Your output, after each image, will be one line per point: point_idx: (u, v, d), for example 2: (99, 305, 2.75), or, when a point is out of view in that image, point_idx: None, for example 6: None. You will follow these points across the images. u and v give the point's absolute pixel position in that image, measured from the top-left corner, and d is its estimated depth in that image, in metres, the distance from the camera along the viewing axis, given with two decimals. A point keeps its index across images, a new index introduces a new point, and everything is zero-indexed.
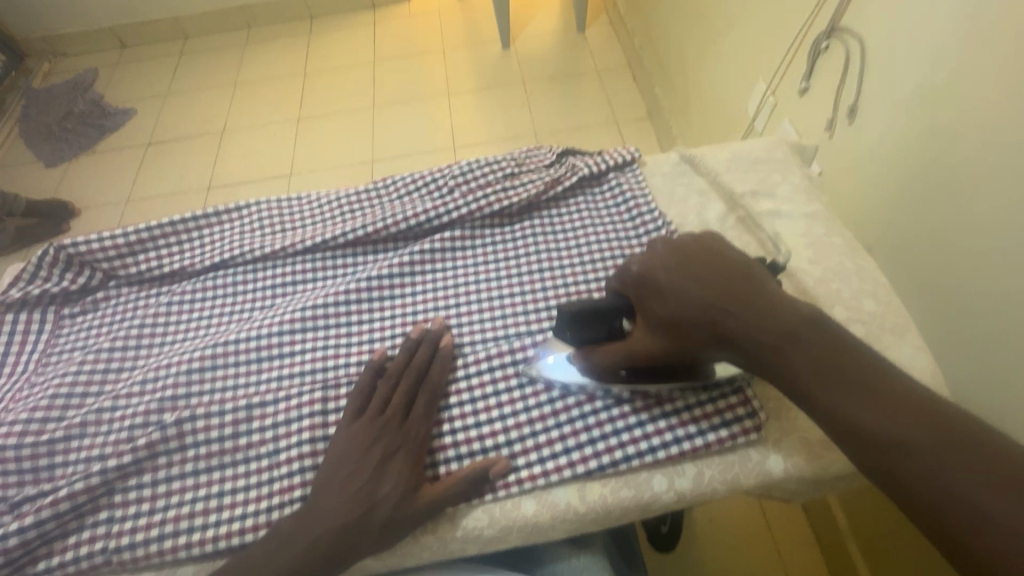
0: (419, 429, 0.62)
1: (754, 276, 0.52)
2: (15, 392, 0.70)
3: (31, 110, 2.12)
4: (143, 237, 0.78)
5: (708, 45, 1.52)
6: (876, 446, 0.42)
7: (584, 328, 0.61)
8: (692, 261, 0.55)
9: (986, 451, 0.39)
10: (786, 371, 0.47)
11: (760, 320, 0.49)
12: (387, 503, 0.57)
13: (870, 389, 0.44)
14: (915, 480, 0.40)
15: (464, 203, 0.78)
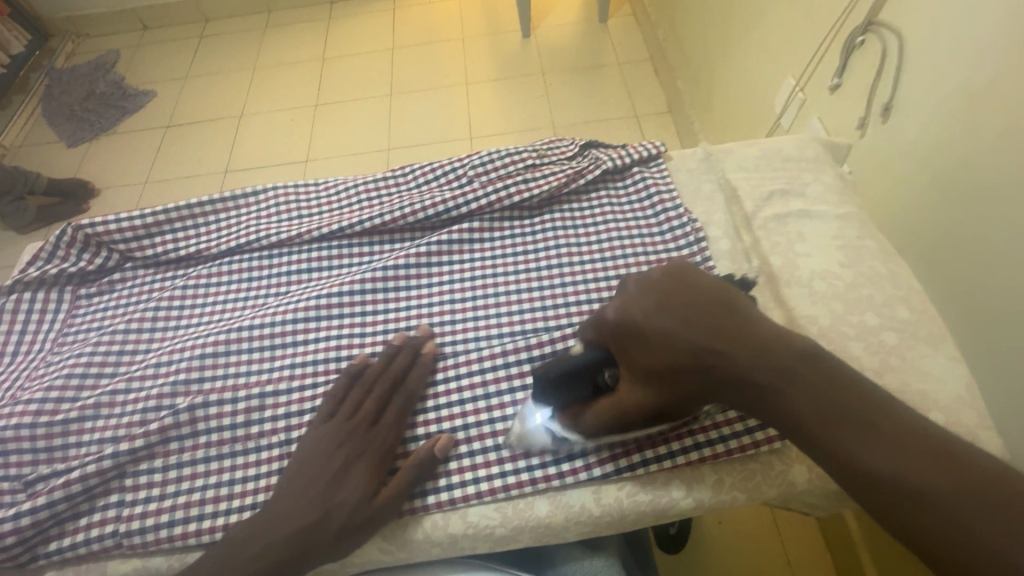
0: (386, 434, 0.60)
1: (739, 312, 0.47)
2: (31, 370, 0.70)
3: (54, 89, 2.13)
4: (160, 219, 0.77)
5: (735, 38, 1.48)
6: (893, 493, 0.38)
7: (565, 389, 0.56)
8: (671, 299, 0.49)
9: (1004, 489, 0.37)
10: (787, 416, 0.43)
11: (754, 364, 0.44)
12: (347, 503, 0.56)
13: (880, 432, 0.40)
14: (932, 523, 0.37)
15: (483, 194, 0.76)
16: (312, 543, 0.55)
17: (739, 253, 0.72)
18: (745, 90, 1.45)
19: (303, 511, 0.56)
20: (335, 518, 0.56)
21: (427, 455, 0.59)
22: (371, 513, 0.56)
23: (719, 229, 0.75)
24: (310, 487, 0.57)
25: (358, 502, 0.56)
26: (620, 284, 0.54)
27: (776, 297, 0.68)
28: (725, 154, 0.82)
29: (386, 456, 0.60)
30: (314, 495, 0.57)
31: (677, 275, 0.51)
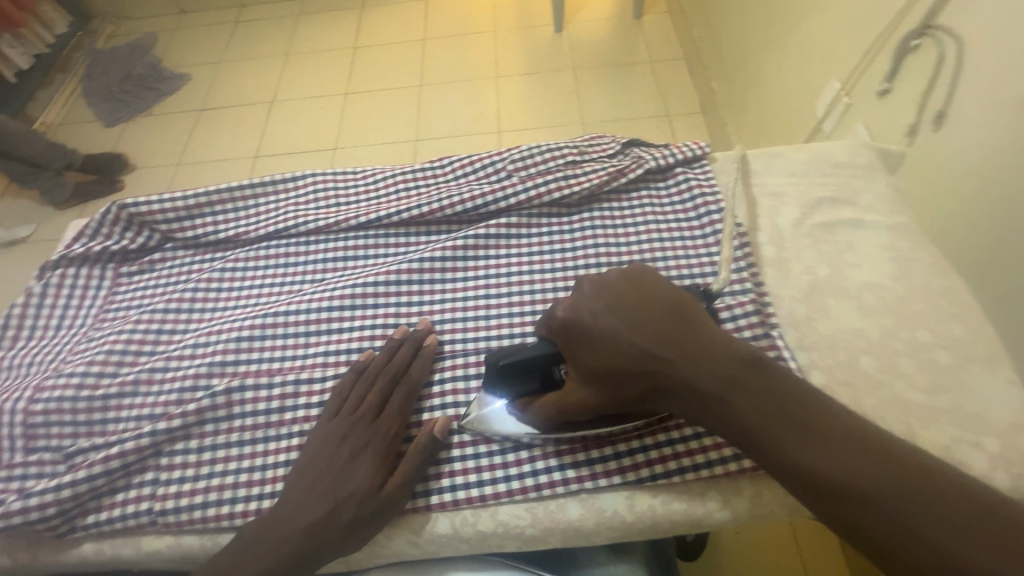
0: (386, 428, 0.60)
1: (687, 316, 0.48)
2: (73, 344, 0.71)
3: (93, 69, 2.17)
4: (201, 202, 0.78)
5: (775, 39, 1.44)
6: (837, 496, 0.40)
7: (514, 382, 0.57)
8: (623, 302, 0.50)
9: (939, 489, 0.39)
10: (733, 423, 0.44)
11: (695, 369, 0.45)
12: (354, 496, 0.56)
13: (822, 434, 0.42)
14: (871, 523, 0.39)
15: (522, 189, 0.75)
16: (326, 538, 0.55)
17: (784, 260, 0.70)
18: (785, 93, 1.41)
19: (314, 506, 0.56)
20: (345, 511, 0.56)
21: (430, 442, 0.59)
22: (381, 504, 0.56)
23: (764, 235, 0.73)
24: (320, 481, 0.57)
25: (366, 494, 0.56)
26: (574, 286, 0.55)
27: (822, 308, 0.66)
28: (771, 158, 0.80)
29: (390, 448, 0.59)
30: (323, 489, 0.57)
31: (633, 279, 0.52)
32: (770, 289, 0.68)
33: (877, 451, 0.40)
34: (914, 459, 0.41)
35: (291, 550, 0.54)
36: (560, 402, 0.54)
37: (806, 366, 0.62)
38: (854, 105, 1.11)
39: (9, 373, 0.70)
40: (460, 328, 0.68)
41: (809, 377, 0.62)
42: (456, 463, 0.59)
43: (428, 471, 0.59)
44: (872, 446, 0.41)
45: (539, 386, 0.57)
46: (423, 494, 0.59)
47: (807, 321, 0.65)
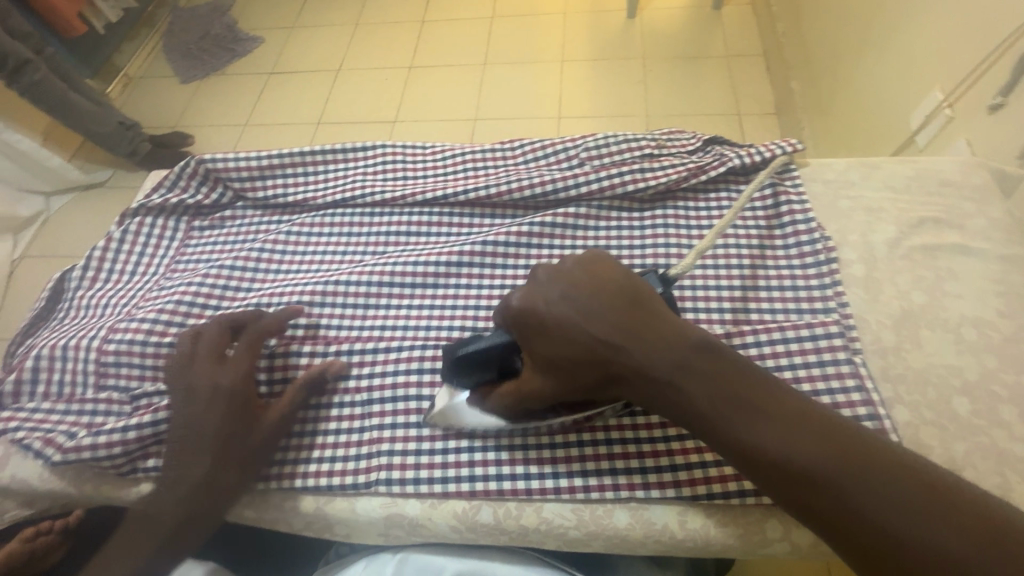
0: (237, 370, 0.60)
1: (640, 300, 0.49)
2: (145, 291, 0.74)
3: (175, 26, 2.25)
4: (274, 163, 0.78)
5: (871, 41, 1.33)
6: (782, 472, 0.42)
7: (471, 372, 0.55)
8: (576, 286, 0.49)
9: (882, 462, 0.40)
10: (682, 405, 0.45)
11: (647, 353, 0.46)
12: (232, 441, 0.58)
13: (768, 414, 0.43)
14: (814, 495, 0.41)
15: (595, 178, 0.72)
16: (211, 497, 0.58)
17: (875, 281, 0.65)
18: (874, 100, 1.31)
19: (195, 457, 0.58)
20: (230, 456, 0.58)
21: (308, 380, 0.61)
22: (263, 442, 0.59)
23: (854, 252, 0.67)
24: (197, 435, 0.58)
25: (244, 437, 0.59)
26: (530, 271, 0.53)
27: (914, 337, 0.61)
28: (869, 169, 0.74)
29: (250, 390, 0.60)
30: (202, 442, 0.58)
31: (583, 263, 0.51)
32: (855, 310, 0.63)
33: (831, 433, 0.42)
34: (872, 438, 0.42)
35: (192, 512, 0.57)
36: (517, 394, 0.52)
37: (890, 400, 0.58)
38: (957, 119, 1.02)
39: (85, 314, 0.73)
40: None
41: (892, 412, 0.57)
42: (504, 452, 0.58)
43: (474, 458, 0.58)
44: (826, 427, 0.42)
45: (494, 376, 0.55)
46: (468, 479, 0.58)
47: (896, 351, 0.60)
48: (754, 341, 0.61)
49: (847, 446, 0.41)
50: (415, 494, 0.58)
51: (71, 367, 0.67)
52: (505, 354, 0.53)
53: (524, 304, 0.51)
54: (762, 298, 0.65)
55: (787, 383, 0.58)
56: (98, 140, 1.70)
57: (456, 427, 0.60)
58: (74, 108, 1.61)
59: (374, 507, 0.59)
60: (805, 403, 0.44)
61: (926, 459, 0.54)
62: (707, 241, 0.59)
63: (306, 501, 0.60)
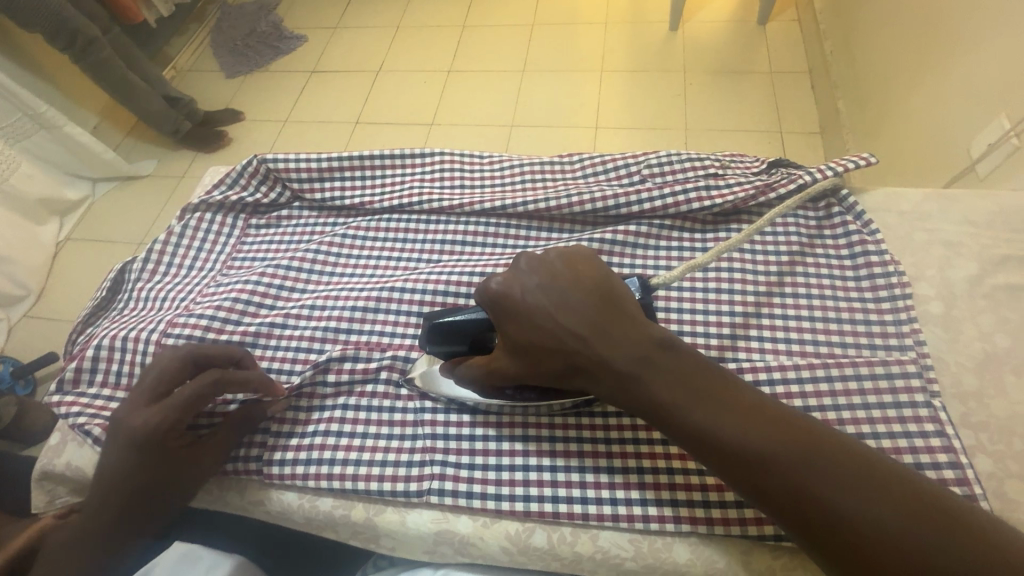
0: (178, 416, 0.57)
1: (611, 295, 0.48)
2: (202, 286, 0.75)
3: (224, 23, 2.31)
4: (333, 166, 0.78)
5: (928, 65, 1.29)
6: (740, 463, 0.42)
7: (447, 342, 0.57)
8: (549, 282, 0.49)
9: (838, 457, 0.41)
10: (644, 397, 0.45)
11: (612, 347, 0.46)
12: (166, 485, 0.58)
13: (728, 407, 0.43)
14: (770, 485, 0.41)
15: (658, 195, 0.71)
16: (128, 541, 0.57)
17: (954, 321, 0.62)
18: (930, 126, 1.27)
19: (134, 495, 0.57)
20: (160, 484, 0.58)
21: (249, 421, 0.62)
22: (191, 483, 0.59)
23: (930, 287, 0.64)
24: (128, 470, 0.56)
25: (172, 478, 0.58)
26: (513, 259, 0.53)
27: (997, 384, 0.58)
28: (947, 201, 0.70)
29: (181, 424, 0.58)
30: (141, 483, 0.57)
31: (564, 258, 0.50)
32: (933, 350, 0.60)
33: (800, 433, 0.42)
34: (841, 436, 0.42)
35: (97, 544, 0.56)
36: (487, 367, 0.53)
37: (970, 448, 0.55)
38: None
39: (143, 306, 0.74)
40: None
41: (973, 461, 0.54)
42: (560, 473, 0.57)
43: (529, 477, 0.57)
44: (785, 420, 0.42)
45: (468, 350, 0.57)
46: (522, 499, 0.56)
47: (977, 397, 0.57)
48: (824, 376, 0.58)
49: (815, 442, 0.41)
50: (467, 511, 0.57)
51: (130, 359, 0.68)
52: (480, 330, 0.56)
53: (502, 290, 0.50)
54: (832, 330, 0.62)
55: (860, 424, 0.56)
56: (146, 118, 1.78)
57: (509, 444, 0.59)
58: (130, 85, 1.69)
59: (424, 521, 0.58)
60: (761, 398, 0.44)
61: (1012, 515, 0.51)
62: (731, 241, 0.60)
63: (356, 509, 0.59)
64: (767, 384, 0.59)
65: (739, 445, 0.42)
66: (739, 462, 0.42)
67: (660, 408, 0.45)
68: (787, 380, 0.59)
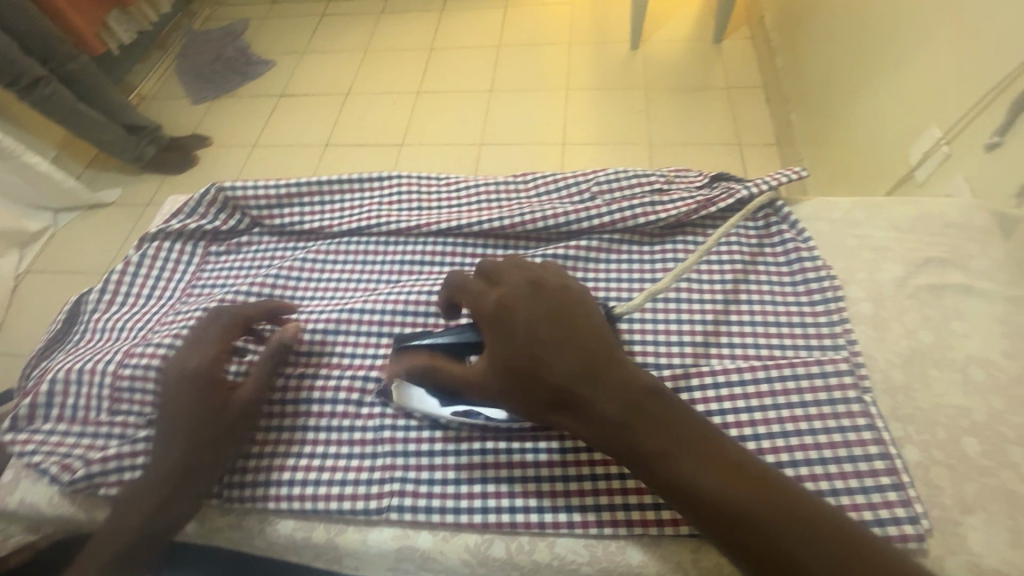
0: (206, 352, 0.61)
1: (606, 341, 0.50)
2: (160, 315, 0.75)
3: (189, 50, 2.32)
4: (291, 192, 0.80)
5: (869, 78, 1.36)
6: (717, 515, 0.44)
7: (410, 362, 0.61)
8: (547, 319, 0.50)
9: (807, 517, 0.43)
10: (632, 441, 0.47)
11: (605, 392, 0.47)
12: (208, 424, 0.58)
13: (712, 461, 0.45)
14: (743, 536, 0.43)
15: (606, 212, 0.74)
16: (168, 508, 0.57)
17: (883, 321, 0.66)
18: (871, 137, 1.34)
19: (168, 437, 0.57)
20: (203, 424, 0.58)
21: (275, 350, 0.64)
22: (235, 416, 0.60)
23: (861, 290, 0.69)
24: (169, 416, 0.58)
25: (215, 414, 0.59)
26: (511, 290, 0.54)
27: (922, 377, 0.62)
28: (874, 209, 0.75)
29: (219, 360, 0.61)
30: (175, 426, 0.58)
31: (564, 297, 0.52)
32: (864, 348, 0.64)
33: (771, 485, 0.44)
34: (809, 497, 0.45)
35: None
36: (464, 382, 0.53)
37: (900, 439, 0.59)
38: (955, 155, 1.03)
39: (100, 337, 0.74)
40: None
41: (902, 452, 0.58)
42: (517, 484, 0.58)
43: (487, 489, 0.58)
44: (763, 478, 0.45)
45: None
46: (481, 511, 0.57)
47: (904, 390, 0.61)
48: (765, 377, 0.61)
49: (789, 503, 0.44)
50: (427, 526, 0.58)
51: (85, 392, 0.68)
52: (442, 350, 0.60)
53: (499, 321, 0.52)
54: (772, 333, 0.66)
55: (798, 421, 0.59)
56: (108, 146, 1.78)
57: (468, 458, 0.60)
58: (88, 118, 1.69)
59: (385, 539, 0.58)
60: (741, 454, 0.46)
61: (937, 500, 0.55)
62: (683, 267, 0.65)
63: (317, 531, 0.60)
64: (711, 388, 0.62)
65: (719, 498, 0.44)
66: (718, 513, 0.44)
67: (643, 451, 0.46)
68: (730, 384, 0.62)
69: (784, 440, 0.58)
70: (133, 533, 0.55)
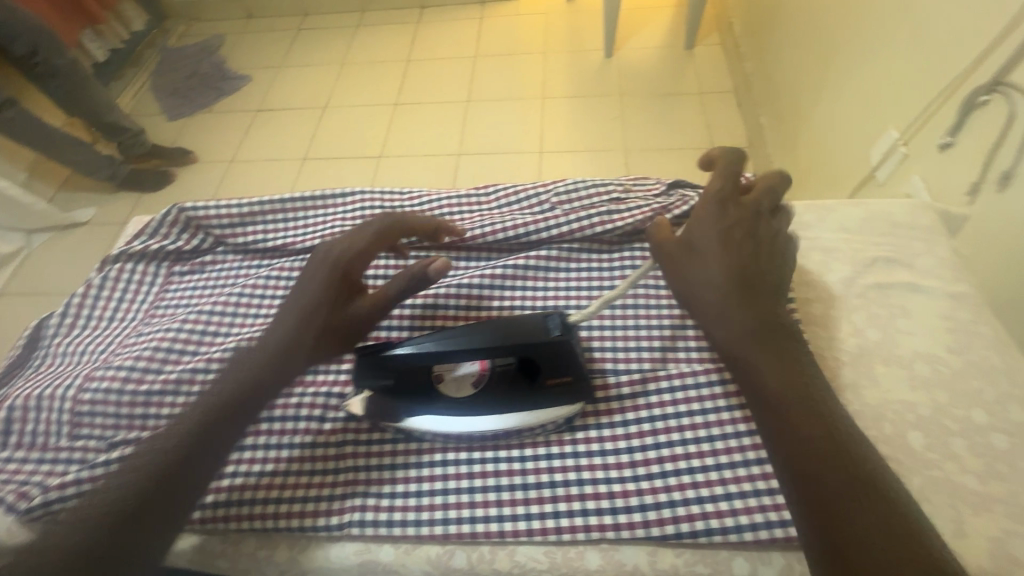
0: (356, 242, 0.62)
1: (777, 288, 0.56)
2: (123, 337, 0.75)
3: (165, 67, 2.32)
4: (254, 211, 0.81)
5: (829, 82, 1.39)
6: (812, 432, 0.46)
7: (371, 374, 0.59)
8: (742, 237, 0.57)
9: (887, 490, 0.43)
10: (768, 348, 0.51)
11: (763, 309, 0.53)
12: (318, 311, 0.58)
13: (823, 404, 0.48)
14: (827, 462, 0.44)
15: (565, 221, 0.76)
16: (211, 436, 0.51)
17: (832, 320, 0.68)
18: (835, 137, 1.37)
19: (287, 317, 0.58)
20: (317, 313, 0.57)
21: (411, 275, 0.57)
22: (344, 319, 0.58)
23: (812, 291, 0.71)
24: (301, 297, 0.59)
25: (333, 306, 0.58)
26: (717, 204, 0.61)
27: (870, 374, 0.64)
28: (825, 212, 0.78)
29: (362, 256, 0.62)
30: (302, 304, 0.58)
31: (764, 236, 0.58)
32: (814, 348, 0.66)
33: (859, 449, 0.46)
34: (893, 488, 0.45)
35: None
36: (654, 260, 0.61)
37: None
38: (911, 156, 1.05)
39: (62, 362, 0.73)
40: (451, 315, 0.72)
41: None
42: (477, 494, 0.59)
43: (448, 500, 0.59)
44: (860, 444, 0.46)
45: (394, 382, 0.59)
46: (441, 522, 0.58)
47: (853, 388, 0.63)
48: (718, 379, 0.63)
49: (876, 473, 0.44)
50: (389, 540, 0.58)
51: (45, 418, 0.67)
52: (404, 360, 0.58)
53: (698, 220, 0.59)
54: None
55: (750, 421, 0.60)
56: (80, 166, 1.77)
57: (429, 470, 0.61)
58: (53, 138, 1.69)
59: (347, 554, 0.59)
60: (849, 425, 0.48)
61: None
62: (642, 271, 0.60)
63: (280, 549, 0.60)
64: (668, 391, 0.64)
65: (818, 425, 0.46)
66: (814, 434, 0.46)
67: (761, 354, 0.50)
68: (686, 386, 0.63)
69: (737, 441, 0.59)
70: (190, 433, 0.51)
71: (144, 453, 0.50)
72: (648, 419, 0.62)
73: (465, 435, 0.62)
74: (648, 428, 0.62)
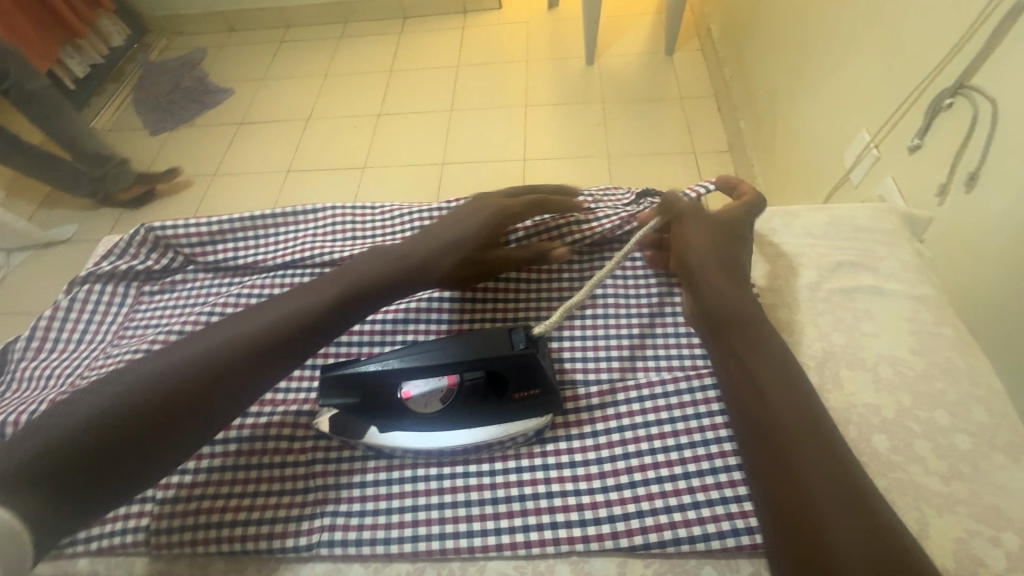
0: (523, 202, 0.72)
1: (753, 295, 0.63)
2: (90, 360, 0.73)
3: (146, 81, 2.31)
4: (224, 229, 0.81)
5: (804, 85, 1.41)
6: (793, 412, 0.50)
7: (338, 393, 0.58)
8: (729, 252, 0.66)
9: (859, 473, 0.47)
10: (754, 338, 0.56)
11: (748, 307, 0.60)
12: (448, 249, 0.65)
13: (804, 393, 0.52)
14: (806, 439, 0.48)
15: (535, 233, 0.76)
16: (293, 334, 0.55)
17: (798, 325, 0.69)
18: (810, 140, 1.39)
19: (425, 243, 0.65)
20: (445, 252, 0.65)
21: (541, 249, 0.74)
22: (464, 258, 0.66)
23: (779, 296, 0.72)
24: (449, 229, 0.67)
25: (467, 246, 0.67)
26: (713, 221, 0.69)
27: (835, 378, 0.64)
28: (790, 218, 0.79)
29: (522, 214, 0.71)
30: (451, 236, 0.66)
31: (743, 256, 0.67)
32: None
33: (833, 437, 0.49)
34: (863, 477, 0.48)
35: None
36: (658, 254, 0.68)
37: None
38: (883, 158, 1.06)
39: (28, 386, 0.72)
40: (423, 329, 0.72)
41: None
42: (447, 510, 0.59)
43: (418, 517, 0.59)
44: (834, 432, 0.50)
45: (360, 402, 0.58)
46: (411, 540, 0.58)
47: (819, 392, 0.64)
48: (686, 387, 0.64)
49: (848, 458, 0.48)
50: (358, 558, 0.58)
51: None
52: (370, 378, 0.57)
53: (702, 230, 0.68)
54: (696, 343, 0.69)
55: (717, 428, 0.61)
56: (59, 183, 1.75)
57: (399, 486, 0.61)
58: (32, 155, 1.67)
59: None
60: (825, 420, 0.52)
61: None
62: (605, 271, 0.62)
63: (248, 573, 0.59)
64: (636, 401, 0.64)
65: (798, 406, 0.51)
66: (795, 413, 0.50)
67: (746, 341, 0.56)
68: (654, 395, 0.64)
69: (705, 449, 0.60)
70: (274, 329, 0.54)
71: (223, 340, 0.52)
72: (618, 429, 0.63)
73: (436, 451, 0.62)
74: (617, 438, 0.62)
